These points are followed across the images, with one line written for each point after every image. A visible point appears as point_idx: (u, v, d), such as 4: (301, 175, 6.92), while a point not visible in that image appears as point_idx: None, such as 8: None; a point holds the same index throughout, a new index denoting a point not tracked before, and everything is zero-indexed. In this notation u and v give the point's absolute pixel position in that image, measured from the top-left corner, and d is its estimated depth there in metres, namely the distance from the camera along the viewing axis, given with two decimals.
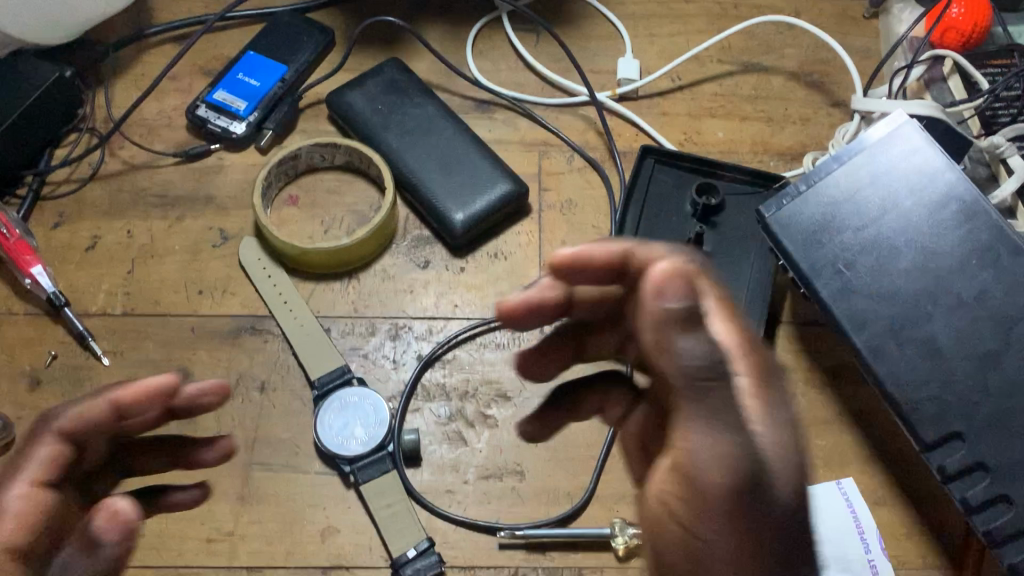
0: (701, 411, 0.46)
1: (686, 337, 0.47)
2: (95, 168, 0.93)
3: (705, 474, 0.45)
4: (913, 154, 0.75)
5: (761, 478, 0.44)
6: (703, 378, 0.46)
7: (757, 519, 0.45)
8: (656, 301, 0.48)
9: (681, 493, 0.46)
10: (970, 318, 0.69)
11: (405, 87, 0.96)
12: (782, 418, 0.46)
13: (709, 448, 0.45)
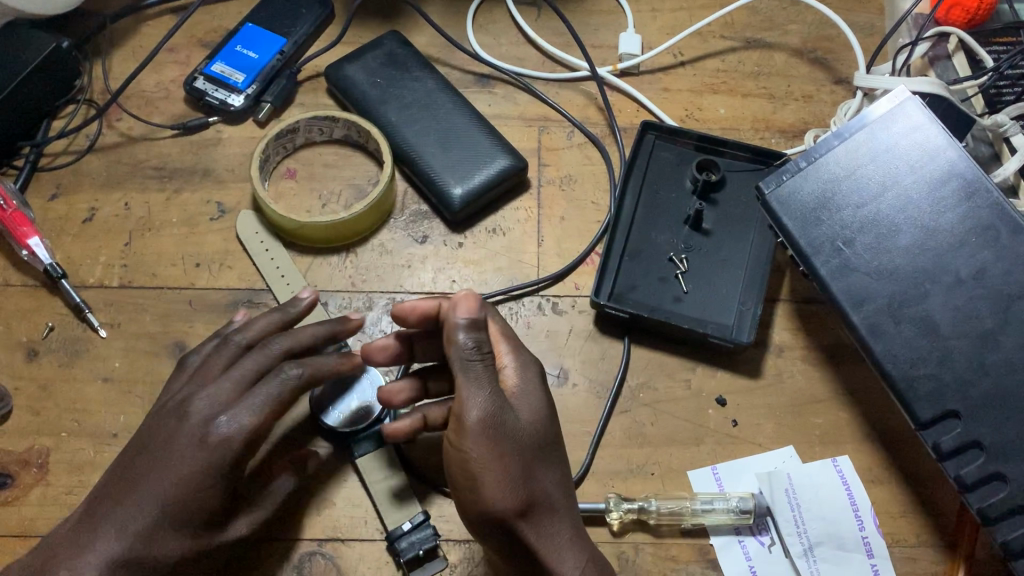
0: (467, 380, 0.61)
1: (464, 334, 0.62)
2: (92, 140, 0.93)
3: (471, 424, 0.60)
4: (914, 131, 0.74)
5: (507, 421, 0.62)
6: (470, 358, 0.62)
7: (513, 450, 0.61)
8: (460, 322, 0.63)
9: (488, 440, 0.61)
10: (968, 296, 0.68)
11: (404, 61, 0.95)
12: (530, 411, 0.64)
13: (476, 410, 0.60)
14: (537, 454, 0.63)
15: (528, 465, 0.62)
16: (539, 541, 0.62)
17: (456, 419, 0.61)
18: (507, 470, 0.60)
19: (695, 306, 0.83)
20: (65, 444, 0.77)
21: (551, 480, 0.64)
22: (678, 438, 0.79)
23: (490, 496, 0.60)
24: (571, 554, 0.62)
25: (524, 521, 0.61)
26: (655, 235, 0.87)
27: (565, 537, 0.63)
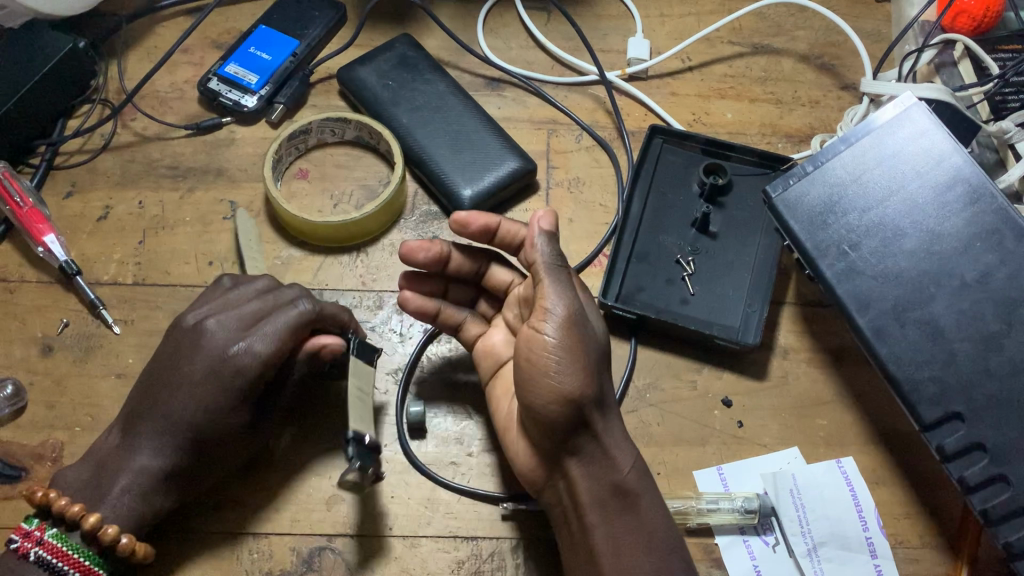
0: (551, 280, 0.67)
1: (545, 241, 0.68)
2: (107, 139, 0.94)
3: (557, 314, 0.65)
4: (920, 136, 0.75)
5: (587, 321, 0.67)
6: (555, 265, 0.68)
7: (592, 350, 0.66)
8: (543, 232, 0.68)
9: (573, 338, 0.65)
10: (972, 300, 0.69)
11: (415, 63, 0.96)
12: (601, 323, 0.70)
13: (559, 301, 0.66)
14: (608, 358, 0.69)
15: (604, 362, 0.67)
16: (603, 430, 0.66)
17: (545, 307, 0.66)
18: (590, 358, 0.65)
19: (702, 308, 0.84)
20: (78, 438, 0.78)
21: (612, 385, 0.69)
22: (683, 438, 0.80)
23: (571, 377, 0.63)
24: (624, 450, 0.66)
25: (597, 410, 0.65)
26: (662, 238, 0.88)
27: (620, 433, 0.67)
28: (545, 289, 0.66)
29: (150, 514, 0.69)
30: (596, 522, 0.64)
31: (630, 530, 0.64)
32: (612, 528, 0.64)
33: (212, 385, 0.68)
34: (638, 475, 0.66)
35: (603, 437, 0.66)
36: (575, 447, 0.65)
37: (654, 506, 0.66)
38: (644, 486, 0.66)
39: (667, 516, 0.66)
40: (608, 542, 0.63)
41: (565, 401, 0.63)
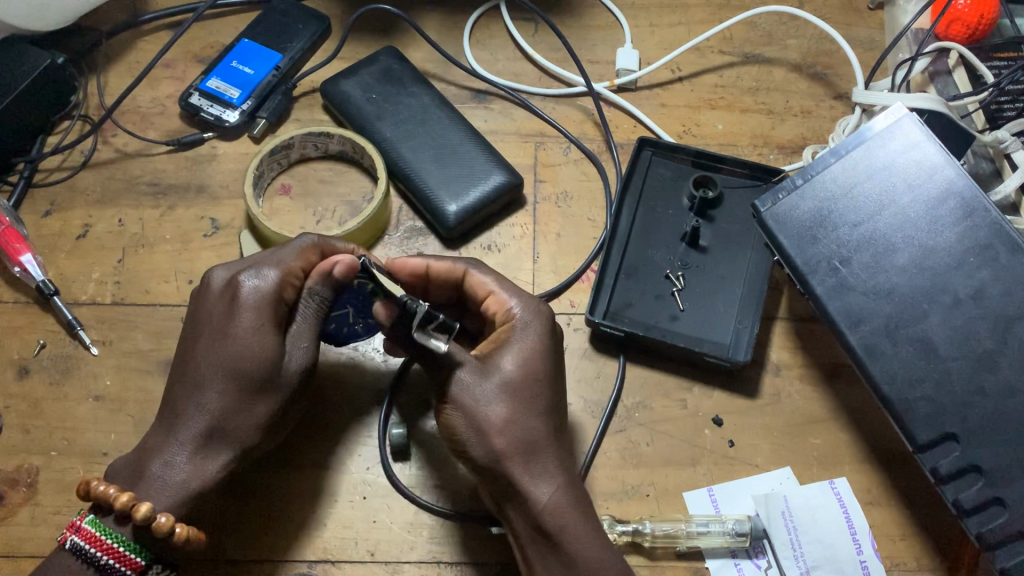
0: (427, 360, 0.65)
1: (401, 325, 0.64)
2: (87, 156, 0.93)
3: (449, 393, 0.64)
4: (912, 149, 0.73)
5: (480, 377, 0.64)
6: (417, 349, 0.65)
7: (492, 399, 0.63)
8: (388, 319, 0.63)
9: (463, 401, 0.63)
10: (966, 317, 0.67)
11: (400, 77, 0.95)
12: (522, 346, 0.65)
13: (446, 377, 0.64)
14: (519, 391, 0.64)
15: (510, 400, 0.64)
16: (521, 471, 0.62)
17: (436, 386, 0.65)
18: (484, 419, 0.63)
19: (693, 324, 0.82)
20: (54, 463, 0.77)
21: (534, 412, 0.64)
22: (673, 458, 0.78)
23: (471, 442, 0.63)
24: (544, 482, 0.63)
25: (506, 459, 0.62)
26: (651, 253, 0.86)
27: (542, 465, 0.63)
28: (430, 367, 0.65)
29: (195, 483, 0.65)
30: (533, 563, 0.64)
31: (563, 571, 0.62)
32: (548, 566, 0.63)
33: (229, 329, 0.66)
34: (564, 507, 0.62)
35: (519, 481, 0.62)
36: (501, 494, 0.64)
37: (584, 539, 0.62)
38: (566, 520, 0.62)
39: (605, 540, 0.63)
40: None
41: (477, 468, 0.64)
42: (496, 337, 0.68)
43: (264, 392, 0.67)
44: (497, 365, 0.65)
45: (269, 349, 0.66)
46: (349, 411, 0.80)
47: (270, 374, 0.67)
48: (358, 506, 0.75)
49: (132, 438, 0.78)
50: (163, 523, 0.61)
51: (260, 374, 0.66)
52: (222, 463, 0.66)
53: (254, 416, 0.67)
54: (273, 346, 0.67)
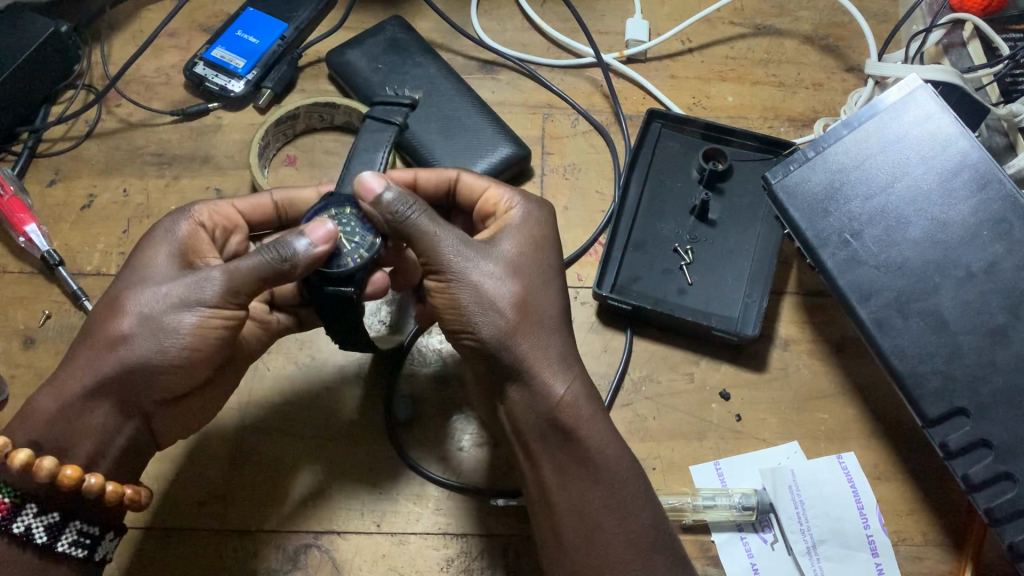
0: (428, 229, 0.61)
1: (388, 199, 0.61)
2: (92, 126, 0.92)
3: (453, 267, 0.61)
4: (926, 120, 0.72)
5: (484, 252, 0.63)
6: (420, 217, 0.61)
7: (505, 276, 0.62)
8: (376, 196, 0.62)
9: (479, 280, 0.61)
10: (978, 292, 0.66)
11: (407, 46, 0.93)
12: (521, 235, 0.66)
13: (445, 251, 0.61)
14: (525, 274, 0.63)
15: (522, 281, 0.62)
16: (534, 352, 0.61)
17: (431, 261, 0.61)
18: (495, 295, 0.61)
19: (700, 298, 0.82)
20: None
21: (542, 294, 0.63)
22: (680, 432, 0.78)
23: (484, 321, 0.61)
24: (557, 371, 0.62)
25: (520, 340, 0.61)
26: (659, 226, 0.86)
27: (553, 352, 0.62)
28: (422, 242, 0.61)
29: (62, 391, 0.58)
30: (541, 457, 0.62)
31: (575, 465, 0.62)
32: (556, 459, 0.62)
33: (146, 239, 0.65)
34: (576, 399, 0.62)
35: (533, 366, 0.61)
36: (507, 378, 0.62)
37: (596, 431, 0.62)
38: (582, 411, 0.62)
39: (617, 439, 0.63)
40: (555, 477, 0.62)
41: (483, 347, 0.61)
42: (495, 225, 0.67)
43: (143, 283, 0.60)
44: (502, 247, 0.64)
45: (165, 252, 0.63)
46: (354, 382, 0.79)
47: (157, 270, 0.61)
48: (363, 477, 0.75)
49: None
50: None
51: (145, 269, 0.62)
52: (94, 358, 0.58)
53: (126, 304, 0.59)
54: (170, 250, 0.63)
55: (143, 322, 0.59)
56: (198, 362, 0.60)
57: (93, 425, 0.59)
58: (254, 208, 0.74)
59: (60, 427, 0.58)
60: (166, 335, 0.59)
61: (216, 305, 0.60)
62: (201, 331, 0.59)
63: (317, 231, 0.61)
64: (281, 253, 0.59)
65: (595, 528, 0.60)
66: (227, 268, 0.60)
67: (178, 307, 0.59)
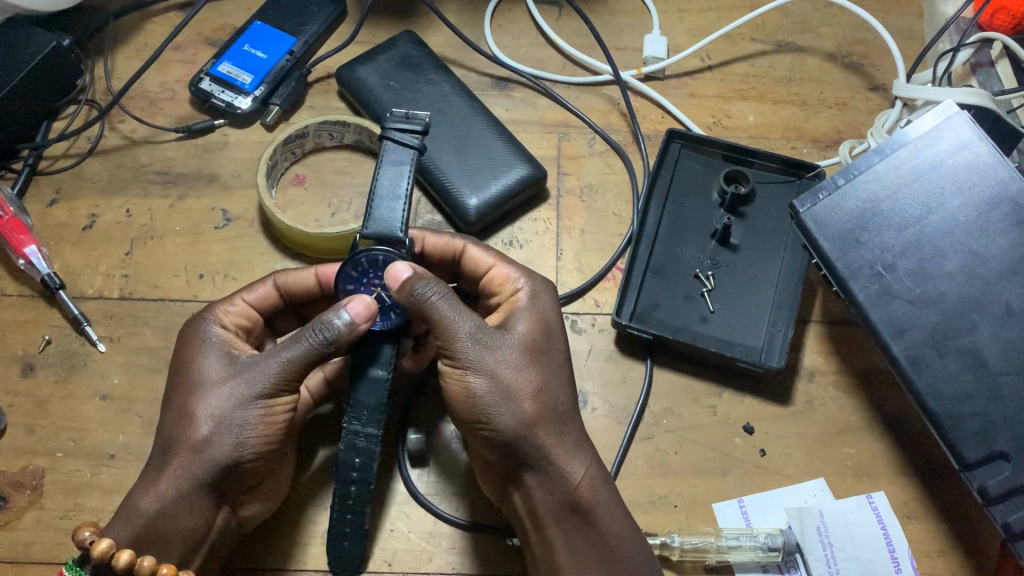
0: (446, 314, 0.61)
1: (415, 284, 0.61)
2: (94, 142, 0.89)
3: (467, 356, 0.61)
4: (960, 149, 0.69)
5: (498, 337, 0.63)
6: (439, 303, 0.61)
7: (523, 364, 0.63)
8: (402, 281, 0.61)
9: (500, 370, 0.61)
10: (1019, 329, 0.64)
11: (419, 63, 0.91)
12: (535, 321, 0.66)
13: (463, 336, 0.61)
14: (538, 357, 0.64)
15: (537, 369, 0.63)
16: (552, 444, 0.63)
17: (447, 348, 0.61)
18: (513, 387, 0.61)
19: (724, 327, 0.79)
20: (60, 465, 0.74)
21: (555, 383, 0.64)
22: (703, 467, 0.75)
23: (505, 413, 0.61)
24: (576, 460, 0.63)
25: (539, 432, 0.62)
26: (680, 250, 0.83)
27: (569, 439, 0.64)
28: (438, 329, 0.61)
29: (158, 491, 0.60)
30: (555, 534, 0.63)
31: (590, 544, 0.63)
32: (571, 541, 0.63)
33: (181, 348, 0.66)
34: (593, 482, 0.64)
35: (552, 454, 0.62)
36: (524, 463, 0.62)
37: (612, 516, 0.63)
38: (600, 496, 0.63)
39: (629, 519, 0.64)
40: (568, 558, 0.62)
41: (500, 438, 0.61)
42: (508, 308, 0.68)
43: (203, 388, 0.62)
44: (515, 332, 0.64)
45: (210, 355, 0.64)
46: None
47: (209, 375, 0.63)
48: (378, 514, 0.72)
49: (141, 441, 0.75)
50: (96, 545, 0.56)
51: (199, 377, 0.63)
52: (176, 464, 0.60)
53: (195, 410, 0.61)
54: (214, 353, 0.64)
55: (212, 424, 0.60)
56: (272, 445, 0.62)
57: (187, 521, 0.61)
58: (261, 300, 0.71)
59: (153, 526, 0.60)
60: (236, 431, 0.60)
61: (275, 394, 0.62)
62: (267, 420, 0.62)
63: (356, 306, 0.61)
64: (325, 335, 0.60)
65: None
66: (278, 359, 0.61)
67: (239, 401, 0.61)
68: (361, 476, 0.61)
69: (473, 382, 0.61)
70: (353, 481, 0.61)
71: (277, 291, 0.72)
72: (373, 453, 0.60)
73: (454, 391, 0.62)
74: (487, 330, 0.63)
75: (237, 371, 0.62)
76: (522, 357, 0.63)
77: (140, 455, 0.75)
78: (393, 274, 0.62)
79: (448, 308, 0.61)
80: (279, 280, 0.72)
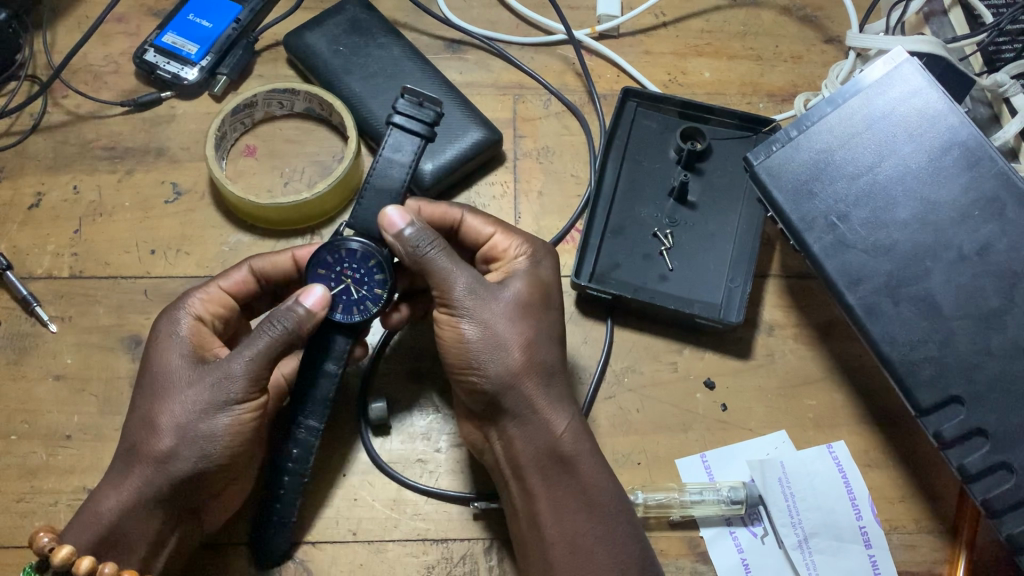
0: (440, 267, 0.62)
1: (407, 232, 0.62)
2: (38, 119, 0.87)
3: (464, 309, 0.62)
4: (913, 96, 0.69)
5: (494, 294, 0.63)
6: (433, 255, 0.62)
7: (515, 317, 0.63)
8: (397, 231, 0.62)
9: (493, 321, 0.62)
10: (970, 275, 0.64)
11: (367, 27, 0.89)
12: (533, 281, 0.66)
13: (459, 289, 0.62)
14: (532, 314, 0.64)
15: (530, 325, 0.63)
16: (538, 393, 0.63)
17: (445, 300, 0.62)
18: (505, 338, 0.62)
19: (683, 285, 0.79)
20: (15, 447, 0.73)
21: (546, 337, 0.64)
22: (665, 424, 0.75)
23: (496, 362, 0.62)
24: (560, 412, 0.64)
25: (529, 382, 0.63)
26: (638, 209, 0.82)
27: (557, 391, 0.64)
28: (436, 281, 0.62)
29: (120, 497, 0.58)
30: (534, 483, 0.63)
31: (569, 493, 0.62)
32: (551, 490, 0.62)
33: (152, 344, 0.63)
34: (576, 434, 0.64)
35: (538, 403, 0.63)
36: (508, 413, 0.63)
37: (591, 467, 0.63)
38: (582, 446, 0.64)
39: (609, 472, 0.64)
40: (548, 507, 0.62)
41: (490, 385, 0.62)
42: (506, 269, 0.68)
43: (167, 392, 0.59)
44: (510, 288, 0.64)
45: (177, 355, 0.61)
46: None
47: (175, 376, 0.60)
48: (343, 487, 0.72)
49: (97, 420, 0.74)
50: (58, 551, 0.55)
51: (165, 377, 0.60)
52: (137, 472, 0.58)
53: (158, 417, 0.58)
54: (181, 352, 0.62)
55: (177, 434, 0.58)
56: (237, 455, 0.60)
57: (149, 527, 0.59)
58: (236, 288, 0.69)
59: (115, 531, 0.58)
60: (201, 441, 0.58)
61: (242, 400, 0.59)
62: (235, 428, 0.59)
63: (310, 297, 0.60)
64: (286, 327, 0.59)
65: (584, 559, 0.60)
66: (246, 360, 0.59)
67: (206, 408, 0.58)
68: (295, 467, 0.63)
69: (466, 331, 0.62)
70: (286, 471, 0.63)
71: (252, 275, 0.70)
72: (312, 447, 0.63)
73: (449, 341, 0.63)
74: (486, 284, 0.63)
75: (204, 375, 0.59)
76: (516, 312, 0.63)
77: (96, 434, 0.74)
78: (385, 223, 0.62)
79: (445, 263, 0.62)
80: (259, 266, 0.70)
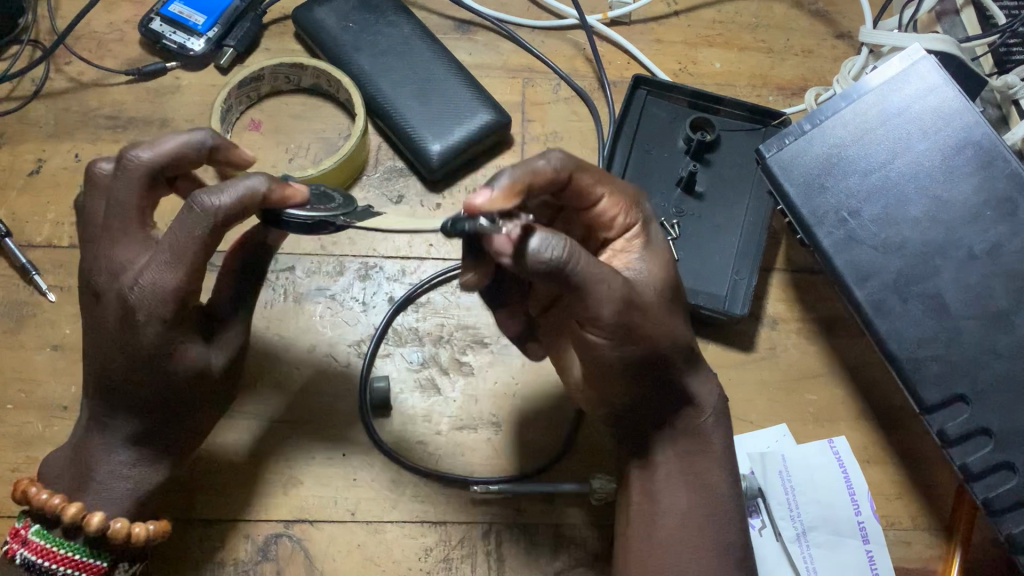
0: (593, 289, 0.53)
1: (541, 248, 0.51)
2: (39, 85, 0.86)
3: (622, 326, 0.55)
4: (929, 93, 0.69)
5: (642, 300, 0.57)
6: (580, 276, 0.52)
7: (664, 318, 0.59)
8: (520, 248, 0.51)
9: (650, 333, 0.57)
10: (980, 275, 0.64)
11: (378, 3, 0.87)
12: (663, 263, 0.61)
13: (614, 310, 0.54)
14: (671, 306, 0.60)
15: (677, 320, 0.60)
16: (685, 378, 0.63)
17: (598, 318, 0.55)
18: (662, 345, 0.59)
19: (688, 276, 0.79)
20: (11, 417, 0.72)
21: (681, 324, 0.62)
22: None
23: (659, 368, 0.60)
24: (702, 387, 0.64)
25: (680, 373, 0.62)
26: (645, 199, 0.82)
27: (699, 371, 0.64)
28: (588, 302, 0.54)
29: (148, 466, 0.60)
30: (661, 463, 0.65)
31: (689, 477, 0.64)
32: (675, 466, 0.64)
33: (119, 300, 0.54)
34: (714, 414, 0.65)
35: (682, 390, 0.63)
36: (652, 407, 0.63)
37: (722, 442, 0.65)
38: (716, 426, 0.65)
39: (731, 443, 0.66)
40: (670, 488, 0.64)
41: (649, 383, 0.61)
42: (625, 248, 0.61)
43: None
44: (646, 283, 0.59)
45: None
46: (326, 363, 0.75)
47: None
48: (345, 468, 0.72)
49: None
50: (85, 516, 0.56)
51: (112, 342, 0.55)
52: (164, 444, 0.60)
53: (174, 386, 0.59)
54: None
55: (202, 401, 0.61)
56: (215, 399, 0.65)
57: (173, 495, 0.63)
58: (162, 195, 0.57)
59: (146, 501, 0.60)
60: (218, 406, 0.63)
61: None
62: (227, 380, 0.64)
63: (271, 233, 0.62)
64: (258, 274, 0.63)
65: (689, 534, 0.63)
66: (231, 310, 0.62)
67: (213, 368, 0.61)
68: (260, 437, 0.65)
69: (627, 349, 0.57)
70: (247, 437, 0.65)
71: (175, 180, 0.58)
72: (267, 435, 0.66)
73: (598, 357, 0.58)
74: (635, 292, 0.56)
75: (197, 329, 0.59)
76: (666, 313, 0.59)
77: None
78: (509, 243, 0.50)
79: (594, 275, 0.53)
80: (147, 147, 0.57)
